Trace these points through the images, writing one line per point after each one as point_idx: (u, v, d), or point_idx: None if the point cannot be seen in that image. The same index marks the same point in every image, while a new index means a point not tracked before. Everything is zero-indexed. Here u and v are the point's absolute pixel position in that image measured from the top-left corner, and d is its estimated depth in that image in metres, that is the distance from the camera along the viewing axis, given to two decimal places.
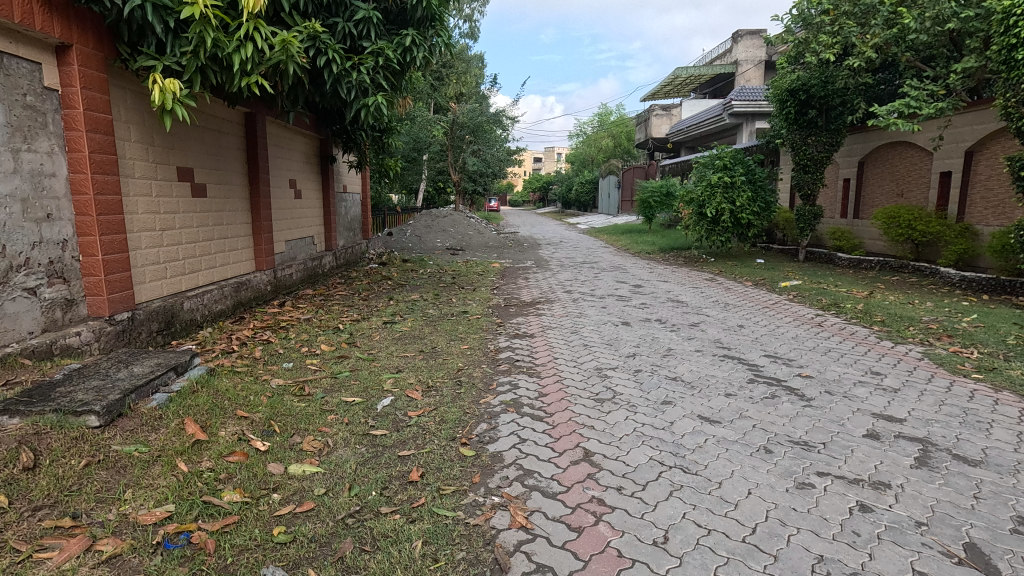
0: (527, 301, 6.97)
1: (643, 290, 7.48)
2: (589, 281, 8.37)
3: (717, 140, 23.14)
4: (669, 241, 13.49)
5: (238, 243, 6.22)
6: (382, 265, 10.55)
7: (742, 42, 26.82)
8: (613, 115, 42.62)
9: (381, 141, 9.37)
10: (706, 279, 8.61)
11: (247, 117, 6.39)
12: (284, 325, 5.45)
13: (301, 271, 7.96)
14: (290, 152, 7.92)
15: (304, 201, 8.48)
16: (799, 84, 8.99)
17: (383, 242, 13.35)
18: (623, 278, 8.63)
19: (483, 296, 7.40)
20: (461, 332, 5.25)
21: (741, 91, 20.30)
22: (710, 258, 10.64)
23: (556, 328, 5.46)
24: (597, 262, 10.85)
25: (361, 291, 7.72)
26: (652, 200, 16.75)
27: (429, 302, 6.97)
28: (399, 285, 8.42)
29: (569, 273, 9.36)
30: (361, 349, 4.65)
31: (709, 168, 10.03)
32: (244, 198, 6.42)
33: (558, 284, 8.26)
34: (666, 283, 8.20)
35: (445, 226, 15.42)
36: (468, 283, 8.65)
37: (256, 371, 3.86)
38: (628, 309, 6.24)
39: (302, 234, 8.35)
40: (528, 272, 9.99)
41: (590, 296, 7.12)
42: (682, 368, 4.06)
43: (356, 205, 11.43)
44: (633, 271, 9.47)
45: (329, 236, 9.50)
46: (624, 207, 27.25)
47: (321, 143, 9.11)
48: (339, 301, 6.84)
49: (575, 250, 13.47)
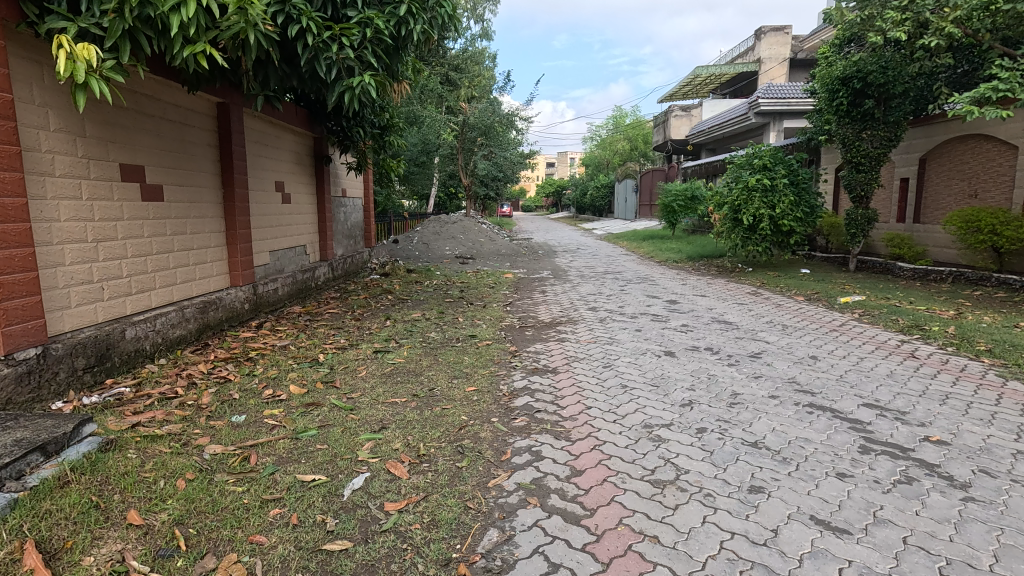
0: (545, 322, 5.98)
1: (680, 308, 6.45)
2: (615, 296, 7.36)
3: (742, 141, 22.02)
4: (697, 248, 12.41)
5: (206, 256, 5.31)
6: (385, 277, 9.61)
7: (765, 38, 25.73)
8: (629, 118, 41.60)
9: (382, 140, 8.46)
10: (749, 293, 7.55)
11: (219, 108, 5.49)
12: (252, 356, 4.50)
13: (289, 285, 7.05)
14: (277, 151, 7.02)
15: (294, 207, 7.57)
16: (854, 70, 7.96)
17: (388, 250, 12.43)
18: (653, 292, 7.61)
19: (495, 314, 6.44)
20: (467, 365, 4.27)
21: (769, 89, 19.21)
22: (747, 268, 9.54)
23: (584, 360, 4.46)
24: (620, 273, 9.82)
25: (355, 309, 6.78)
26: (675, 205, 15.71)
27: (432, 322, 6.01)
28: (400, 300, 7.48)
29: (592, 286, 8.35)
30: (341, 391, 3.69)
31: (746, 168, 8.86)
32: (216, 202, 5.52)
33: (580, 299, 7.26)
34: (703, 298, 7.16)
35: (455, 232, 14.49)
36: (478, 298, 7.68)
37: (190, 432, 2.90)
38: (667, 333, 5.22)
39: (291, 244, 7.44)
40: (545, 285, 9.00)
41: (618, 315, 6.12)
42: (761, 428, 3.02)
43: (357, 211, 10.55)
44: (663, 284, 8.42)
45: (324, 244, 8.58)
46: (643, 212, 26.19)
47: (316, 142, 8.22)
48: (326, 322, 5.91)
49: (595, 259, 12.45)
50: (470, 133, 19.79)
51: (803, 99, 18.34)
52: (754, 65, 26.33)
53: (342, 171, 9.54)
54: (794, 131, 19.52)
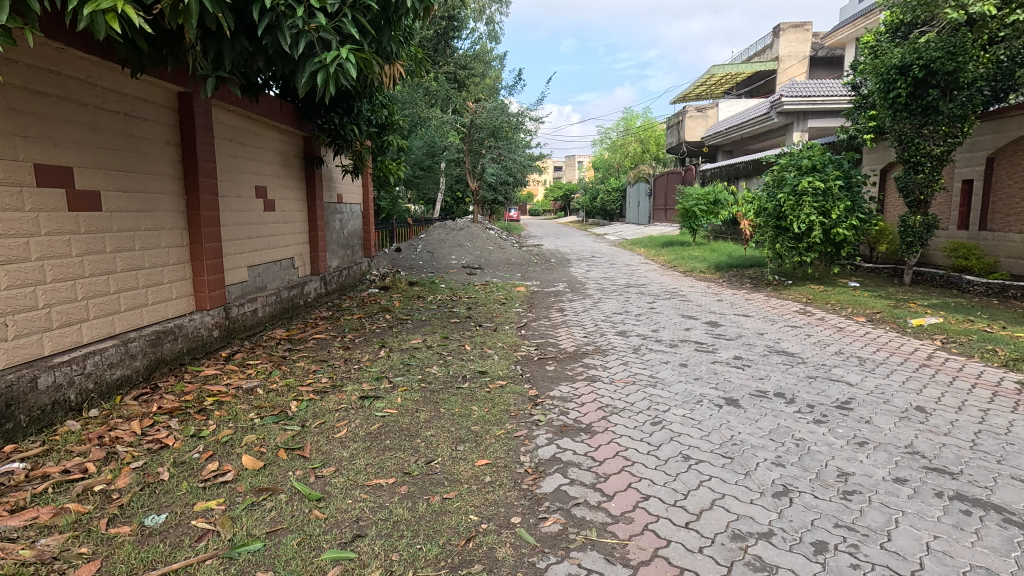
0: (570, 351, 5.05)
1: (725, 333, 5.49)
2: (647, 316, 6.44)
3: (762, 142, 21.11)
4: (725, 257, 11.45)
5: (163, 276, 4.43)
6: (384, 291, 8.70)
7: (785, 36, 25.00)
8: (640, 120, 40.72)
9: (380, 139, 7.56)
10: (799, 311, 6.61)
11: (179, 99, 4.61)
12: (207, 405, 3.58)
13: (270, 306, 6.15)
14: (257, 151, 6.13)
15: (279, 215, 6.68)
16: (916, 57, 7.00)
17: (389, 260, 11.57)
18: (688, 312, 6.67)
19: (509, 341, 5.52)
20: (476, 422, 3.33)
21: (793, 87, 18.29)
22: (787, 281, 8.60)
23: (625, 411, 3.50)
24: (646, 286, 8.89)
25: (346, 334, 5.87)
26: (697, 209, 14.77)
27: (434, 353, 5.07)
28: (398, 322, 6.57)
29: (617, 303, 7.44)
30: (307, 467, 2.78)
31: (791, 170, 8.26)
32: (178, 210, 4.64)
33: (606, 320, 6.33)
34: (748, 320, 6.21)
35: (462, 240, 13.60)
36: (487, 318, 6.77)
37: (70, 555, 1.99)
38: (721, 371, 4.25)
39: (275, 257, 6.54)
40: (562, 300, 8.09)
41: (655, 344, 5.17)
42: (909, 545, 2.05)
43: (354, 218, 9.70)
44: (697, 300, 7.49)
45: (315, 256, 7.68)
46: (657, 216, 25.25)
47: (305, 142, 7.34)
48: (309, 353, 4.99)
49: (614, 268, 11.54)
50: (479, 134, 18.97)
51: (830, 98, 17.44)
52: (772, 63, 25.45)
53: (336, 174, 8.67)
54: (819, 130, 18.56)
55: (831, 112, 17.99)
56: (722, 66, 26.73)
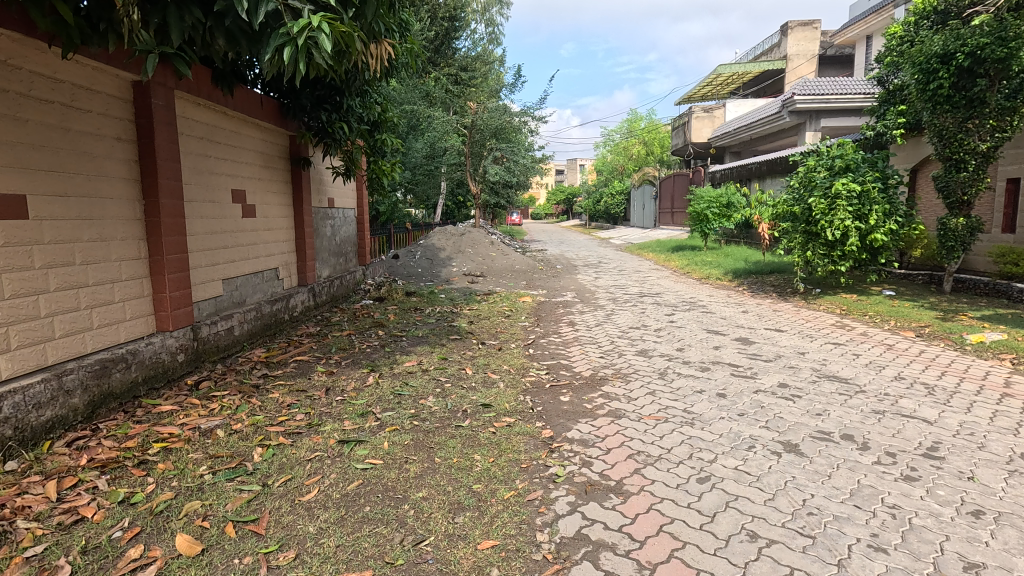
0: (586, 377, 4.39)
1: (760, 354, 4.84)
2: (668, 332, 5.79)
3: (773, 142, 20.52)
4: (742, 263, 10.80)
5: (113, 293, 3.81)
6: (379, 303, 8.07)
7: (793, 34, 24.48)
8: (644, 122, 40.12)
9: (373, 138, 6.94)
10: (836, 325, 5.96)
11: (136, 89, 4.00)
12: (151, 454, 2.95)
13: (248, 323, 5.51)
14: (234, 151, 5.51)
15: (260, 221, 6.05)
16: (961, 44, 6.35)
17: (386, 268, 10.95)
18: (713, 327, 6.00)
19: (515, 363, 4.87)
20: (478, 479, 2.69)
21: (806, 85, 17.65)
22: (817, 291, 8.05)
23: (663, 462, 2.85)
24: (661, 295, 8.26)
25: (331, 355, 5.23)
26: (708, 212, 14.13)
27: (430, 380, 4.42)
28: (392, 339, 5.92)
29: (633, 315, 6.80)
30: (260, 550, 2.15)
31: (821, 170, 7.70)
32: (133, 217, 4.02)
33: (622, 337, 5.68)
34: (782, 336, 5.56)
35: (463, 246, 12.97)
36: (491, 334, 6.13)
37: None
38: (768, 404, 3.59)
39: (256, 268, 5.91)
40: (572, 311, 7.45)
41: (683, 367, 4.51)
42: None
43: (348, 224, 9.08)
44: (720, 312, 6.85)
45: (303, 266, 7.04)
46: (664, 219, 24.62)
47: (292, 141, 6.71)
48: (287, 379, 4.34)
49: (625, 275, 10.90)
50: (481, 135, 18.35)
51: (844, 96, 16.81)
52: (780, 62, 24.87)
53: (326, 178, 8.06)
54: (832, 129, 17.96)
55: (843, 111, 17.52)
56: (728, 65, 26.12)
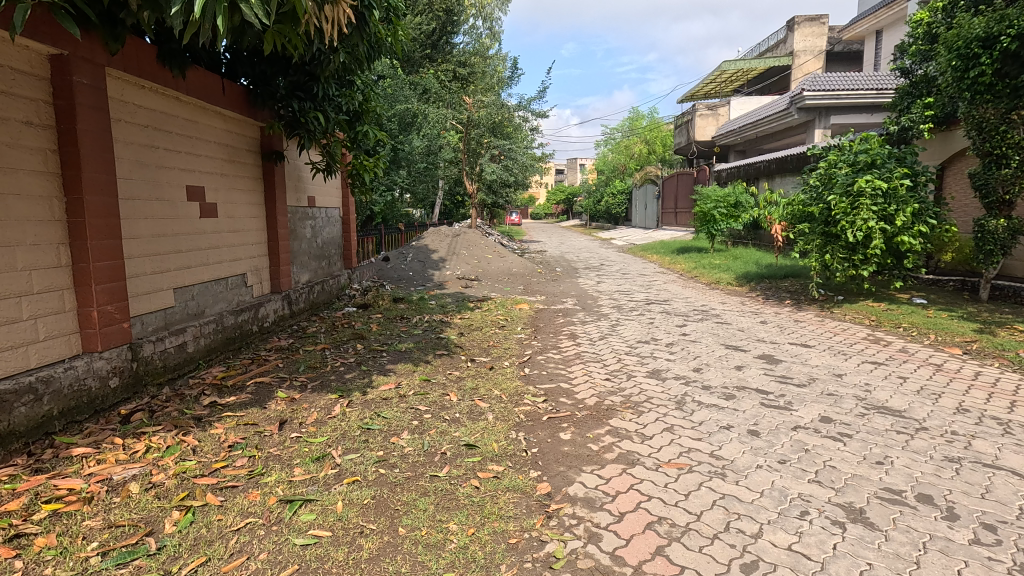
0: (590, 407, 3.74)
1: (791, 377, 4.18)
2: (681, 348, 5.14)
3: (781, 140, 19.91)
4: (755, 267, 10.15)
5: (19, 310, 3.17)
6: (362, 311, 7.42)
7: (799, 30, 23.91)
8: (645, 120, 39.50)
9: (353, 130, 6.27)
10: (870, 339, 5.33)
11: (55, 64, 3.35)
12: (33, 523, 2.29)
13: (206, 338, 4.86)
14: (190, 142, 4.85)
15: (223, 222, 5.40)
16: (1006, 25, 5.69)
17: (375, 271, 10.29)
18: (731, 341, 5.35)
19: (508, 387, 4.22)
20: (451, 565, 2.05)
21: (816, 81, 17.03)
22: (838, 298, 7.40)
23: (693, 537, 2.19)
24: (670, 303, 7.61)
25: (298, 375, 4.58)
26: (716, 212, 13.52)
27: (406, 410, 3.76)
28: (370, 355, 5.26)
29: (640, 326, 6.15)
30: None
31: (842, 166, 7.01)
32: (50, 217, 3.37)
33: (630, 354, 5.02)
34: (812, 353, 4.92)
35: (457, 248, 12.30)
36: (484, 348, 5.49)
37: None
38: (815, 448, 2.92)
39: (217, 274, 5.25)
40: (573, 320, 6.81)
41: (703, 394, 3.85)
42: None
43: (330, 224, 8.41)
44: (737, 323, 6.19)
45: (276, 271, 6.39)
46: (666, 219, 23.98)
47: (263, 133, 6.05)
48: (237, 408, 3.69)
49: (629, 280, 10.27)
50: (478, 132, 17.75)
51: (855, 91, 16.21)
52: (786, 59, 24.23)
53: (305, 175, 7.40)
54: (841, 126, 17.35)
55: (853, 107, 16.90)
56: (733, 62, 25.28)
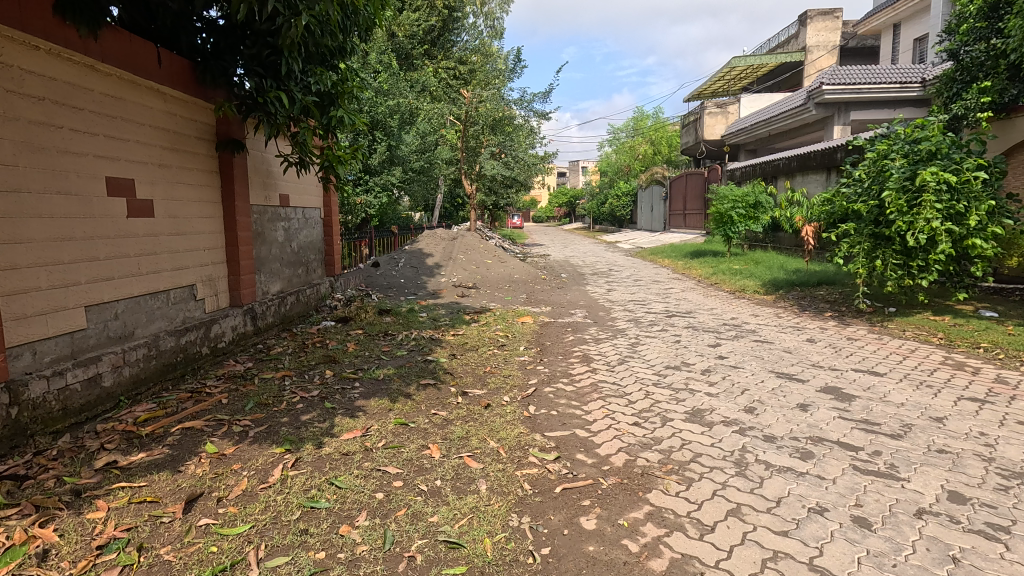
0: (617, 471, 2.76)
1: (877, 424, 3.19)
2: (721, 378, 4.16)
3: (796, 137, 18.95)
4: (782, 273, 9.17)
5: None
6: (340, 326, 6.46)
7: (812, 24, 22.98)
8: (650, 120, 38.57)
9: (324, 116, 5.32)
10: (954, 365, 4.34)
11: None
12: None
13: (132, 367, 3.90)
14: (113, 122, 3.89)
15: (164, 222, 4.43)
16: None
17: (362, 277, 9.32)
18: (781, 368, 4.36)
19: (508, 434, 3.26)
20: None
21: (836, 75, 16.19)
22: (890, 310, 6.41)
23: None
24: (694, 316, 6.62)
25: (242, 415, 3.61)
26: (733, 213, 12.56)
27: (370, 474, 2.79)
28: (339, 385, 4.29)
29: (665, 347, 5.17)
30: None
31: (896, 157, 6.04)
32: None
33: (658, 386, 4.04)
34: (890, 384, 3.92)
35: (453, 252, 11.32)
36: (479, 375, 4.52)
37: None
38: (968, 560, 1.94)
39: (152, 286, 4.28)
40: (585, 337, 5.83)
41: (769, 451, 2.86)
42: None
43: (308, 226, 7.45)
44: (780, 343, 5.21)
45: (237, 281, 5.42)
46: (674, 221, 23.00)
47: (220, 118, 5.09)
48: (141, 474, 2.72)
49: (643, 287, 9.29)
50: (476, 128, 16.81)
51: (878, 85, 15.35)
52: (799, 54, 23.24)
53: (276, 170, 6.46)
54: (861, 121, 16.52)
55: (874, 103, 16.00)
56: (742, 59, 23.58)
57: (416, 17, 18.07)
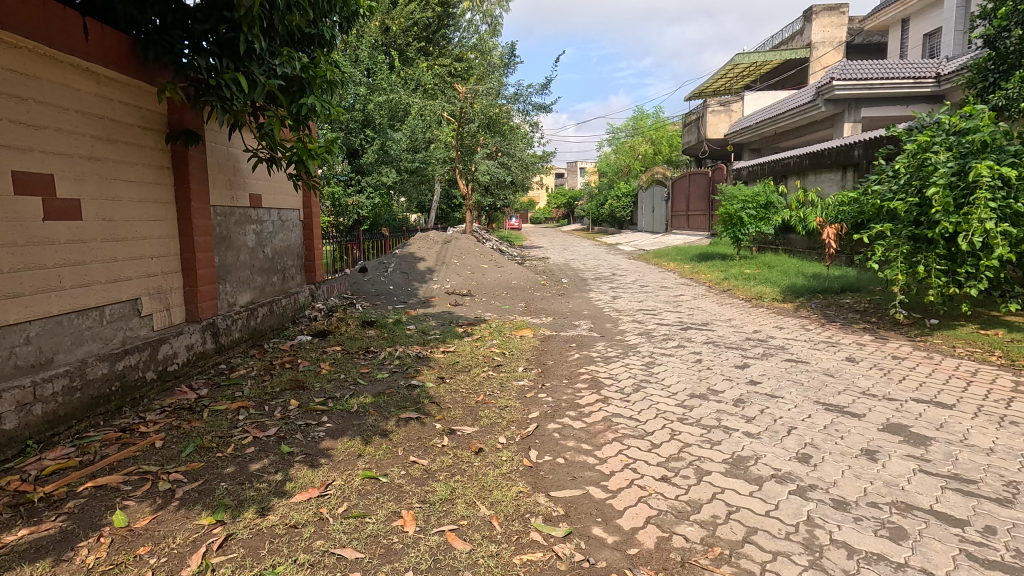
0: (648, 558, 2.08)
1: (973, 484, 2.50)
2: (759, 411, 3.47)
3: (804, 135, 18.33)
4: (801, 279, 8.51)
5: None
6: (317, 342, 5.76)
7: (818, 20, 22.41)
8: (650, 120, 37.95)
9: (293, 104, 4.63)
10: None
11: None
12: None
13: (46, 402, 3.21)
14: (23, 105, 3.22)
15: (96, 226, 3.75)
16: None
17: (347, 284, 8.63)
18: (827, 398, 3.68)
19: (505, 495, 2.58)
20: None
21: (847, 69, 15.56)
22: (932, 321, 5.71)
23: None
24: (712, 329, 5.94)
25: (174, 465, 2.92)
26: (743, 214, 11.90)
27: (318, 562, 2.09)
28: (302, 420, 3.59)
29: (685, 369, 4.49)
30: None
31: (940, 150, 5.42)
32: None
33: (684, 423, 3.36)
34: (965, 421, 3.25)
35: (447, 256, 10.63)
36: (470, 406, 3.83)
37: None
38: None
39: (79, 302, 3.60)
40: (592, 355, 5.15)
41: (844, 526, 2.19)
42: None
43: (284, 229, 6.77)
44: (817, 363, 4.53)
45: (193, 292, 4.73)
46: (677, 222, 22.34)
47: (171, 104, 4.42)
48: (11, 565, 2.04)
49: (651, 295, 8.62)
50: (472, 126, 16.15)
51: (892, 80, 14.76)
52: (804, 50, 22.61)
53: (244, 167, 5.78)
54: (872, 119, 15.91)
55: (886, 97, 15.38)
56: (747, 55, 22.83)
57: (410, 11, 17.45)
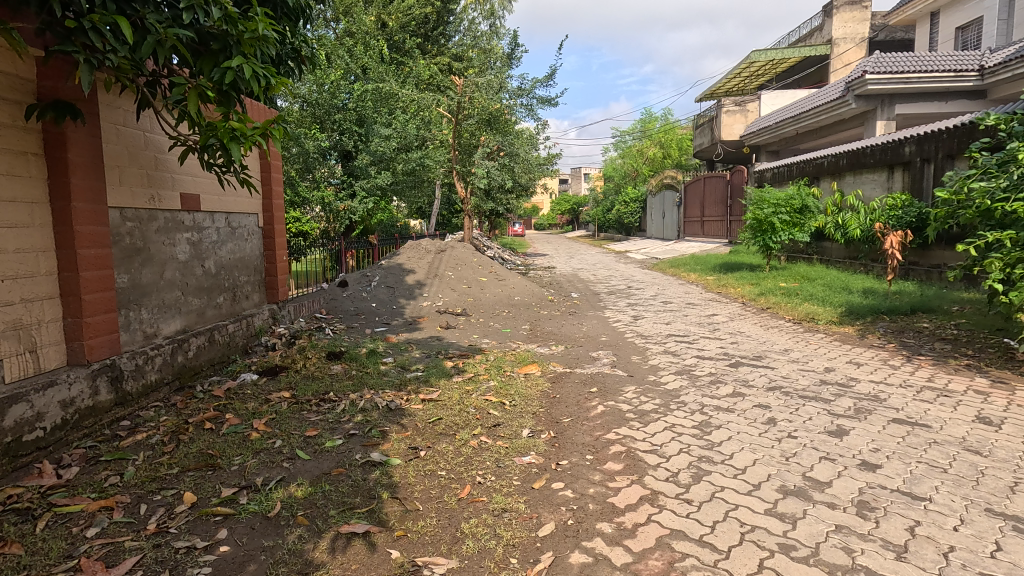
0: None
1: None
2: (911, 538, 2.15)
3: (830, 135, 17.02)
4: (857, 297, 7.21)
5: None
6: (263, 385, 4.47)
7: (839, 15, 21.17)
8: (658, 123, 36.73)
9: (214, 70, 3.37)
10: None
11: None
12: None
13: None
14: None
15: None
16: None
17: (322, 301, 7.36)
18: (1006, 507, 2.36)
19: None
20: None
21: (880, 61, 14.22)
22: None
23: None
24: (771, 367, 4.63)
25: None
26: (775, 219, 10.63)
27: None
28: (184, 540, 2.31)
29: (759, 438, 3.17)
30: None
31: None
32: None
33: (795, 562, 2.04)
34: None
35: (441, 269, 9.35)
36: (448, 510, 2.54)
37: None
38: None
39: None
40: (620, 408, 3.83)
41: None
42: None
43: (230, 237, 5.48)
44: (944, 431, 3.20)
45: (78, 325, 3.47)
46: (690, 228, 21.09)
47: (38, 65, 3.21)
48: None
49: (678, 315, 7.33)
50: (471, 124, 14.93)
51: (931, 73, 13.43)
52: (824, 47, 21.32)
53: (170, 159, 4.53)
54: (907, 116, 14.57)
55: (920, 93, 14.12)
56: (761, 51, 21.61)
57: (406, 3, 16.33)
